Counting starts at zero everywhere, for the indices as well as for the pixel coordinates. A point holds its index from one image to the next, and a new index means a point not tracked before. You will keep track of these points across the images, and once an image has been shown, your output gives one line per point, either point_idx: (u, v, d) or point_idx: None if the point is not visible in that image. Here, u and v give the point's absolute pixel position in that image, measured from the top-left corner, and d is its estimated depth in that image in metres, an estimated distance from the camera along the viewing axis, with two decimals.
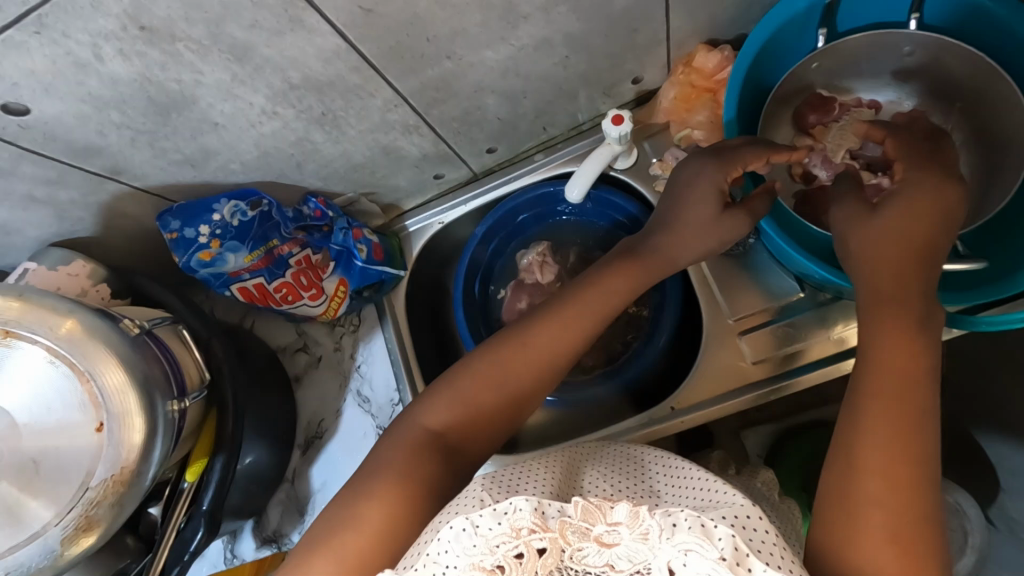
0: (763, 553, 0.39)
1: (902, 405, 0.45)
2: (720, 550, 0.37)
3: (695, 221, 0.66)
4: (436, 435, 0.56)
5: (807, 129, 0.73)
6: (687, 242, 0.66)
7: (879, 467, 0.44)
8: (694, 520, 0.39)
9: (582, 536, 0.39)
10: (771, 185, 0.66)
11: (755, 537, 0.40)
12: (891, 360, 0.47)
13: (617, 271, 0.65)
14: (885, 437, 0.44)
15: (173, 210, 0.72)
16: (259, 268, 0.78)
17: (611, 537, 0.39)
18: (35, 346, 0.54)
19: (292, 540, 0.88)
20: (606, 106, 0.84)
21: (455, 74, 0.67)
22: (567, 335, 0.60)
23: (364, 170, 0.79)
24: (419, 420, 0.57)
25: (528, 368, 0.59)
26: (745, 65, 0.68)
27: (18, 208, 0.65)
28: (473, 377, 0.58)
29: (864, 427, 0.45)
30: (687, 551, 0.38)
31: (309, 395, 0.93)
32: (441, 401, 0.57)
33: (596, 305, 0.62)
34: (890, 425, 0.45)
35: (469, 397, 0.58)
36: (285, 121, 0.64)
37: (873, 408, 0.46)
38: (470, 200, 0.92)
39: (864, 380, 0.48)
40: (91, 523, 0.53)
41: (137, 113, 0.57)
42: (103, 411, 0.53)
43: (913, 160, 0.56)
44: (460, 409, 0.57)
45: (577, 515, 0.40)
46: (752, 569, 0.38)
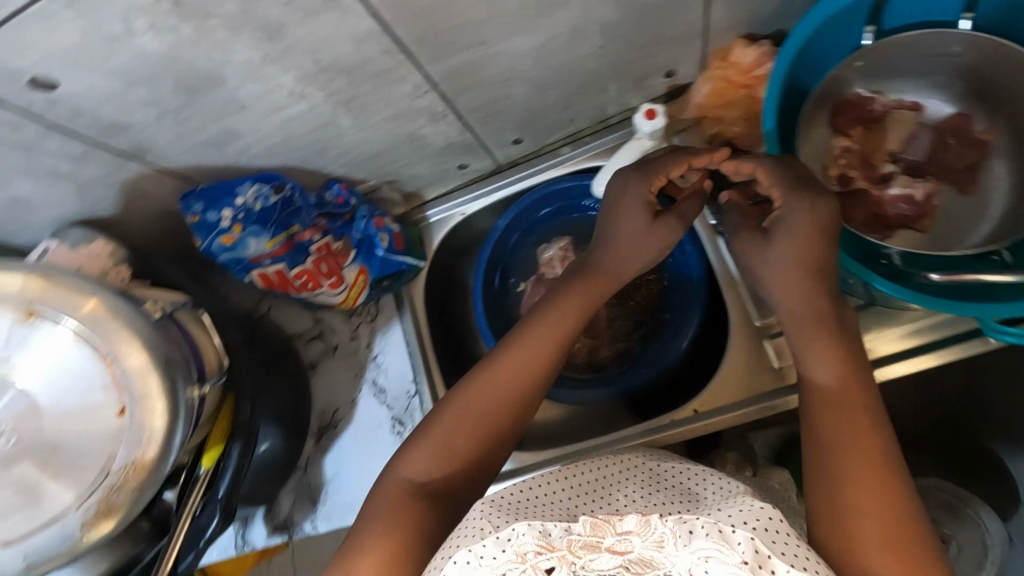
0: (786, 554, 0.41)
1: (860, 421, 0.49)
2: (740, 554, 0.41)
3: (632, 232, 0.65)
4: (421, 486, 0.55)
5: (844, 131, 0.72)
6: (629, 256, 0.65)
7: (859, 482, 0.46)
8: (710, 526, 0.43)
9: (593, 549, 0.43)
10: (699, 186, 0.67)
11: (779, 540, 0.42)
12: (835, 382, 0.51)
13: (569, 294, 0.63)
14: (856, 453, 0.48)
15: (197, 192, 0.71)
16: (280, 254, 0.76)
17: (621, 545, 0.43)
18: (64, 326, 0.53)
19: (304, 529, 0.87)
20: (636, 99, 0.82)
21: (487, 61, 0.64)
22: (541, 353, 0.60)
23: (387, 158, 0.78)
24: (398, 474, 0.56)
25: (498, 397, 0.59)
26: (786, 60, 0.66)
27: (40, 185, 0.63)
28: (451, 418, 0.58)
29: (834, 450, 0.48)
30: (705, 557, 0.41)
31: (322, 384, 0.92)
32: (417, 449, 0.57)
33: (566, 331, 0.62)
34: (853, 437, 0.48)
35: (451, 442, 0.57)
36: (312, 103, 0.63)
37: (839, 430, 0.49)
38: (494, 191, 0.90)
39: (822, 406, 0.51)
40: (110, 508, 0.52)
41: (164, 91, 0.55)
42: (126, 394, 0.53)
43: (791, 180, 0.58)
44: (437, 456, 0.56)
45: (586, 531, 0.44)
46: (774, 570, 0.41)
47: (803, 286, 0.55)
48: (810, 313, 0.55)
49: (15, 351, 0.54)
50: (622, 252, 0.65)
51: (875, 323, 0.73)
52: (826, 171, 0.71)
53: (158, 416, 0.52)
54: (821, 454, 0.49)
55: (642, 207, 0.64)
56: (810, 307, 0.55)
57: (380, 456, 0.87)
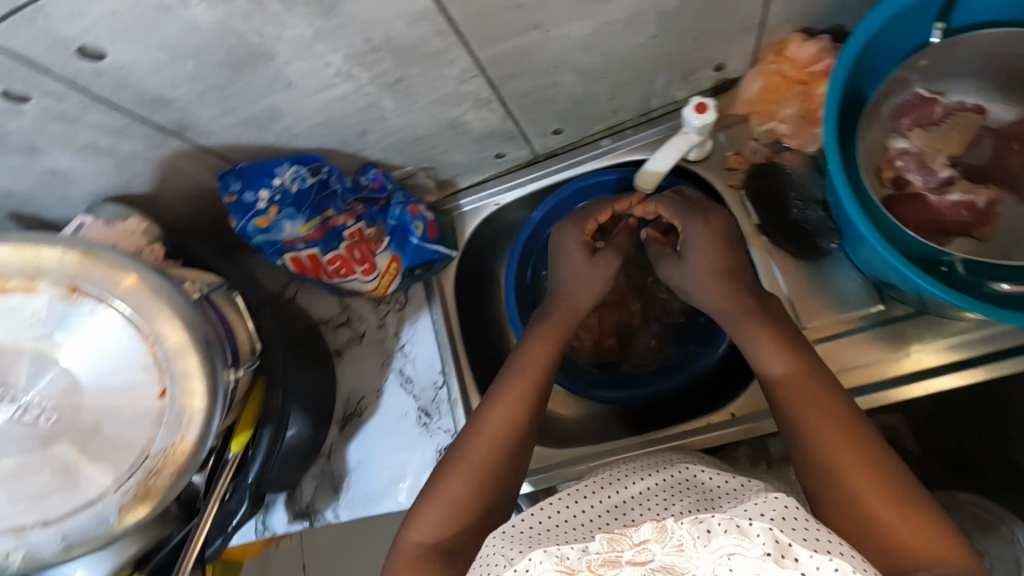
0: (807, 540, 0.42)
1: (825, 402, 0.56)
2: (761, 546, 0.41)
3: (576, 269, 0.76)
4: (433, 547, 0.57)
5: (902, 133, 0.69)
6: (582, 289, 0.75)
7: (841, 453, 0.53)
8: (727, 523, 0.43)
9: (613, 565, 0.43)
10: (628, 224, 0.81)
11: (798, 525, 0.42)
12: (792, 381, 0.59)
13: (543, 341, 0.70)
14: (831, 431, 0.54)
15: (235, 171, 0.69)
16: (315, 238, 0.75)
17: (642, 555, 0.43)
18: (113, 311, 0.52)
19: (326, 517, 0.86)
20: (681, 93, 0.79)
21: (539, 46, 0.62)
22: (528, 390, 0.66)
23: (426, 144, 0.76)
24: (410, 537, 0.58)
25: (496, 448, 0.62)
26: (854, 51, 0.62)
27: (78, 158, 0.62)
28: (452, 478, 0.61)
29: (812, 437, 0.55)
30: (728, 555, 0.41)
31: (347, 371, 0.90)
32: (427, 511, 0.59)
33: (545, 373, 0.68)
34: (834, 430, 0.54)
35: (459, 499, 0.59)
36: (358, 84, 0.61)
37: (810, 416, 0.56)
38: (529, 182, 0.89)
39: (789, 402, 0.58)
40: (148, 492, 0.51)
41: (212, 66, 0.54)
42: (167, 376, 0.51)
43: (685, 206, 0.73)
44: (448, 513, 0.58)
45: (604, 549, 0.44)
46: (799, 558, 0.41)
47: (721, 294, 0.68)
48: (757, 334, 0.64)
49: (61, 331, 0.52)
50: (577, 288, 0.76)
51: (914, 334, 0.70)
52: (880, 174, 0.69)
53: (197, 399, 0.51)
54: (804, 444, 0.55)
55: (580, 248, 0.77)
56: (749, 323, 0.65)
57: (405, 446, 0.86)
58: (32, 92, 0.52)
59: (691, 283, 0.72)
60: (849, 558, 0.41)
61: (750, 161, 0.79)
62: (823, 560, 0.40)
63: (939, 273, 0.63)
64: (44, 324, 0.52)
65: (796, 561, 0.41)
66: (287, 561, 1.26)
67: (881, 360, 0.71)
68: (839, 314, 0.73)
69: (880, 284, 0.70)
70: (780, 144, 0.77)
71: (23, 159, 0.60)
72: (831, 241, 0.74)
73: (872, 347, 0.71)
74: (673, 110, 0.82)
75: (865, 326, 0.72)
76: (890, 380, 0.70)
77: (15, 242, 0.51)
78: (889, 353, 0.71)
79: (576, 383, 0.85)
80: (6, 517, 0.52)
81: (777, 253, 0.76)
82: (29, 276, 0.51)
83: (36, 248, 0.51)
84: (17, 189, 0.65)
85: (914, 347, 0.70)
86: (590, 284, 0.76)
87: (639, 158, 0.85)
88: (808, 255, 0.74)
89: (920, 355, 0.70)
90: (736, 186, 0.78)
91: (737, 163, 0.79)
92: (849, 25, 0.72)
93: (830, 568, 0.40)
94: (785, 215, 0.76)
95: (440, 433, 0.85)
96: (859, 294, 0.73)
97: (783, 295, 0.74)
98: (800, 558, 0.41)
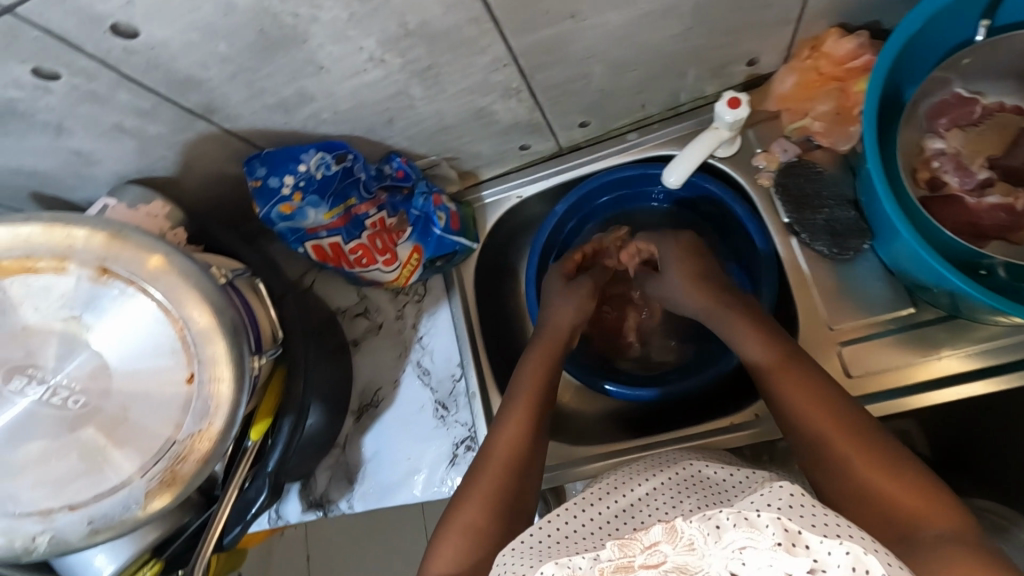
0: (816, 526, 0.41)
1: (805, 384, 0.58)
2: (771, 537, 0.40)
3: (558, 289, 0.80)
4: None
5: (939, 133, 0.68)
6: (568, 312, 0.78)
7: (826, 430, 0.55)
8: (735, 516, 0.42)
9: (626, 571, 0.42)
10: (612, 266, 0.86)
11: (807, 513, 0.42)
12: (781, 379, 0.60)
13: (535, 358, 0.72)
14: (814, 409, 0.56)
15: (262, 156, 0.69)
16: (338, 226, 0.74)
17: (654, 558, 0.42)
18: (149, 299, 0.51)
19: (340, 507, 0.84)
20: (711, 88, 0.77)
21: (574, 35, 0.61)
22: (529, 399, 0.67)
23: (452, 133, 0.75)
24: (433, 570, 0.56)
25: (504, 468, 0.62)
26: (894, 50, 0.61)
27: (104, 139, 0.61)
28: (464, 504, 0.59)
29: (799, 422, 0.57)
30: (740, 548, 0.40)
31: (365, 362, 0.89)
32: (448, 540, 0.57)
33: (542, 387, 0.69)
34: (831, 418, 0.55)
35: (473, 523, 0.57)
36: (388, 70, 0.60)
37: (794, 400, 0.58)
38: (552, 175, 0.87)
39: (774, 389, 0.60)
40: (175, 478, 0.51)
41: (244, 47, 0.53)
42: (195, 361, 0.51)
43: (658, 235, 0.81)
44: (466, 539, 0.56)
45: (616, 556, 0.44)
46: (809, 544, 0.40)
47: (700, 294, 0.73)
48: (739, 330, 0.67)
49: (91, 313, 0.52)
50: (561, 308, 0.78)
51: (941, 338, 0.69)
52: (914, 174, 0.68)
53: (225, 384, 0.51)
54: (796, 428, 0.57)
55: (561, 278, 0.82)
56: (734, 321, 0.68)
57: (423, 438, 0.84)
58: (62, 70, 0.51)
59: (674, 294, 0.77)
60: (859, 541, 0.41)
61: (781, 160, 0.77)
62: (834, 544, 0.40)
63: (975, 276, 0.63)
64: (72, 304, 0.51)
65: (807, 548, 0.40)
66: (293, 548, 1.26)
67: (906, 364, 0.69)
68: (867, 317, 0.71)
69: (912, 288, 0.69)
70: (810, 142, 0.76)
71: (48, 138, 0.60)
72: (862, 242, 0.72)
73: (898, 350, 0.70)
74: (702, 105, 0.80)
75: (894, 328, 0.71)
76: (915, 385, 0.68)
77: (46, 221, 0.51)
78: (912, 357, 0.69)
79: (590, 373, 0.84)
80: (33, 501, 0.51)
81: (805, 252, 0.75)
82: (59, 256, 0.50)
83: (67, 229, 0.51)
84: (40, 169, 0.64)
85: (942, 351, 0.69)
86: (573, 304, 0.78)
87: (667, 153, 0.83)
88: (839, 255, 0.73)
89: (942, 359, 0.68)
90: (766, 184, 0.77)
91: (768, 161, 0.77)
92: (889, 21, 0.70)
93: (842, 552, 0.39)
94: (815, 215, 0.74)
95: (458, 426, 0.83)
96: (887, 297, 0.71)
97: (803, 304, 0.74)
98: (811, 545, 0.40)
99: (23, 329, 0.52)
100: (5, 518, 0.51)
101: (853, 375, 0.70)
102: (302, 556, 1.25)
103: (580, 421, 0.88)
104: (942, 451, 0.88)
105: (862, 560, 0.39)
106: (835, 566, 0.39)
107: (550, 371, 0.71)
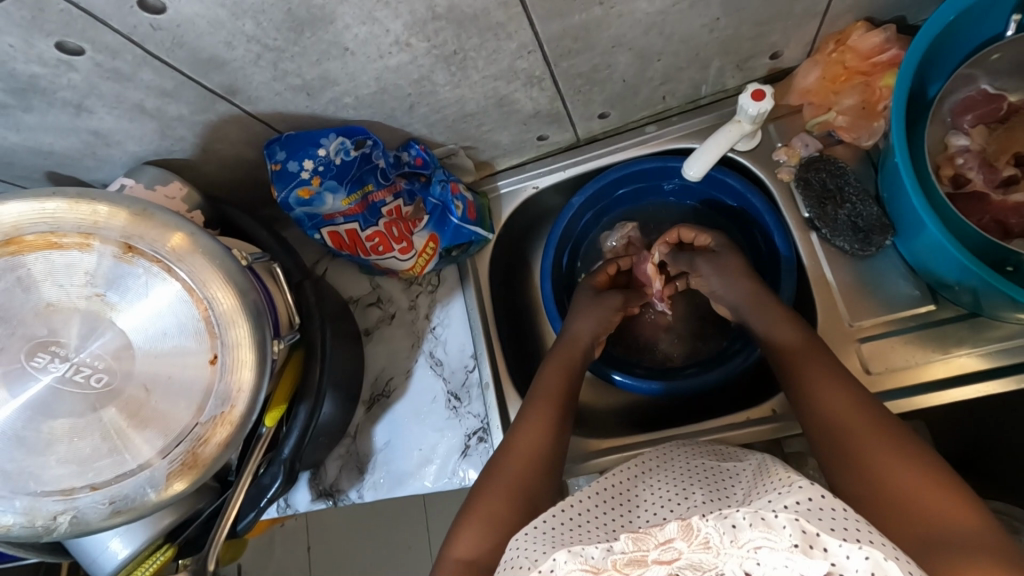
0: (837, 530, 0.40)
1: (830, 377, 0.59)
2: (789, 538, 0.39)
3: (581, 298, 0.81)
4: (471, 564, 0.54)
5: (963, 129, 0.67)
6: (585, 317, 0.78)
7: (851, 428, 0.54)
8: (752, 516, 0.41)
9: (640, 565, 0.41)
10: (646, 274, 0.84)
11: (826, 516, 0.41)
12: (812, 377, 0.60)
13: (555, 362, 0.73)
14: (844, 408, 0.56)
15: (282, 140, 0.68)
16: (355, 213, 0.74)
17: (668, 554, 0.41)
18: (174, 280, 0.51)
19: (350, 497, 0.82)
20: (733, 81, 0.77)
21: (602, 23, 0.60)
22: (557, 391, 0.69)
23: (473, 121, 0.74)
24: (451, 553, 0.56)
25: (525, 465, 0.62)
26: (923, 45, 0.62)
27: (124, 118, 0.61)
28: (487, 496, 0.59)
29: (820, 415, 0.57)
30: (756, 548, 0.39)
31: (377, 351, 0.87)
32: (470, 527, 0.57)
33: (563, 392, 0.69)
34: (863, 420, 0.55)
35: (493, 512, 0.57)
36: (413, 55, 0.59)
37: (822, 396, 0.58)
38: (569, 167, 0.86)
39: (795, 383, 0.61)
40: (197, 461, 0.51)
41: (271, 27, 0.52)
42: (218, 341, 0.51)
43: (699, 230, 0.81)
44: (484, 535, 0.56)
45: (629, 548, 0.42)
46: (828, 548, 0.39)
47: (745, 283, 0.73)
48: (772, 319, 0.68)
49: (116, 292, 0.51)
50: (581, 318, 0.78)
51: (962, 335, 0.68)
52: (937, 171, 0.67)
53: (248, 369, 0.51)
54: (817, 420, 0.57)
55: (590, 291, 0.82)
56: (773, 310, 0.69)
57: (436, 429, 0.82)
58: (86, 46, 0.51)
59: (719, 277, 0.75)
60: (880, 545, 0.39)
61: (801, 155, 0.76)
62: (853, 548, 0.39)
63: (1002, 272, 0.63)
64: (96, 282, 0.51)
65: (824, 551, 0.39)
66: (293, 540, 1.25)
67: (921, 363, 0.69)
68: (886, 314, 0.71)
69: (934, 285, 0.69)
70: (832, 137, 0.76)
71: (67, 116, 0.59)
72: (884, 238, 0.70)
73: (917, 346, 0.69)
74: (723, 98, 0.80)
75: (915, 325, 0.70)
76: (930, 384, 0.68)
77: (71, 197, 0.50)
78: (928, 355, 0.69)
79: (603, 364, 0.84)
80: (55, 479, 0.51)
81: (825, 248, 0.74)
82: (85, 233, 0.50)
83: (92, 205, 0.50)
84: (57, 148, 0.64)
85: (961, 349, 0.68)
86: (594, 315, 0.78)
87: (687, 146, 0.82)
88: (861, 251, 0.72)
89: (954, 358, 0.68)
90: (786, 180, 0.77)
91: (788, 155, 0.77)
92: (915, 17, 0.70)
93: (861, 556, 0.38)
94: (837, 211, 0.73)
95: (470, 417, 0.82)
96: (908, 296, 0.71)
97: (824, 301, 0.73)
98: (829, 548, 0.39)
99: (46, 307, 0.51)
100: (26, 497, 0.50)
101: (872, 372, 0.70)
102: (302, 548, 1.24)
103: (594, 413, 0.87)
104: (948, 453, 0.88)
105: (882, 566, 0.38)
106: (853, 569, 0.38)
107: (570, 374, 0.71)
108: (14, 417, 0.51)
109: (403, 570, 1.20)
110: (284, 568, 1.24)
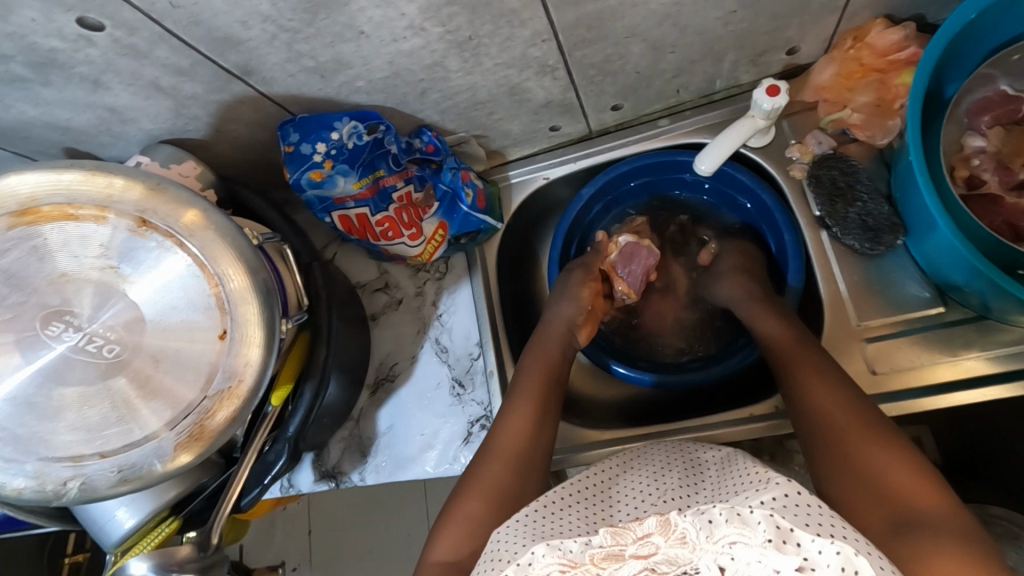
0: (811, 525, 0.40)
1: (831, 380, 0.59)
2: (763, 533, 0.39)
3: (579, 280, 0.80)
4: (454, 565, 0.55)
5: (981, 130, 0.66)
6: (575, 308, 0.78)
7: (847, 427, 0.54)
8: (729, 512, 0.41)
9: (617, 559, 0.41)
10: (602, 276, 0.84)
11: (802, 512, 0.41)
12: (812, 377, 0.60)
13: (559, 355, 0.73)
14: (841, 410, 0.56)
15: (295, 121, 0.68)
16: (365, 198, 0.74)
17: (645, 549, 0.41)
18: (184, 253, 0.52)
19: (351, 480, 0.82)
20: (747, 76, 0.76)
21: (616, 12, 0.60)
22: (533, 396, 0.67)
23: (484, 109, 0.74)
24: (432, 556, 0.57)
25: (509, 459, 0.62)
26: (942, 45, 0.61)
27: (140, 95, 0.61)
28: (468, 494, 0.59)
29: (808, 417, 0.57)
30: (731, 544, 0.39)
31: (383, 336, 0.87)
32: (452, 528, 0.57)
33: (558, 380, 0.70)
34: (859, 419, 0.54)
35: (476, 513, 0.58)
36: (427, 39, 0.59)
37: (820, 395, 0.58)
38: (581, 158, 0.86)
39: (796, 380, 0.61)
40: (202, 433, 0.52)
41: (287, 7, 0.52)
42: (228, 318, 0.52)
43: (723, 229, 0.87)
44: (466, 542, 0.56)
45: (608, 543, 0.42)
46: (801, 543, 0.39)
47: (736, 284, 0.77)
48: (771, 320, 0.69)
49: (129, 265, 0.52)
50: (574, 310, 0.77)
51: (970, 338, 0.68)
52: (953, 171, 0.67)
53: (254, 347, 0.52)
54: (812, 416, 0.57)
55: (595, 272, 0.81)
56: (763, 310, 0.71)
57: (439, 416, 0.83)
58: (105, 22, 0.51)
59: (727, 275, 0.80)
60: (853, 542, 0.39)
61: (815, 152, 0.76)
62: (825, 543, 0.38)
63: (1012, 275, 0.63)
64: (110, 255, 0.52)
65: (798, 546, 0.39)
66: (294, 525, 1.26)
67: (928, 363, 0.68)
68: (896, 314, 0.71)
69: (942, 286, 0.68)
70: (846, 135, 0.75)
71: (84, 92, 0.60)
72: (896, 238, 0.70)
73: (925, 348, 0.69)
74: (736, 93, 0.79)
75: (925, 326, 0.70)
76: (938, 385, 0.67)
77: (87, 169, 0.51)
78: (936, 356, 0.68)
79: (603, 353, 0.84)
80: (64, 445, 0.52)
81: (834, 246, 0.74)
82: (100, 206, 0.51)
83: (108, 177, 0.51)
84: (73, 124, 0.65)
85: (969, 352, 0.68)
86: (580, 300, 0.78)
87: (699, 141, 0.82)
88: (870, 250, 0.71)
89: (963, 361, 0.67)
90: (798, 176, 0.76)
91: (801, 152, 0.76)
92: (934, 15, 0.69)
93: (833, 551, 0.38)
94: (848, 208, 0.72)
95: (473, 404, 0.82)
96: (918, 297, 0.70)
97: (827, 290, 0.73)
98: (802, 544, 0.39)
99: (60, 277, 0.52)
100: (36, 462, 0.52)
101: (877, 372, 0.69)
102: (303, 533, 1.26)
103: (591, 404, 0.88)
104: (954, 457, 0.87)
105: (852, 561, 0.38)
106: (826, 564, 0.38)
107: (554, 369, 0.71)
108: (25, 382, 0.52)
109: (404, 559, 1.20)
110: (285, 551, 1.25)
